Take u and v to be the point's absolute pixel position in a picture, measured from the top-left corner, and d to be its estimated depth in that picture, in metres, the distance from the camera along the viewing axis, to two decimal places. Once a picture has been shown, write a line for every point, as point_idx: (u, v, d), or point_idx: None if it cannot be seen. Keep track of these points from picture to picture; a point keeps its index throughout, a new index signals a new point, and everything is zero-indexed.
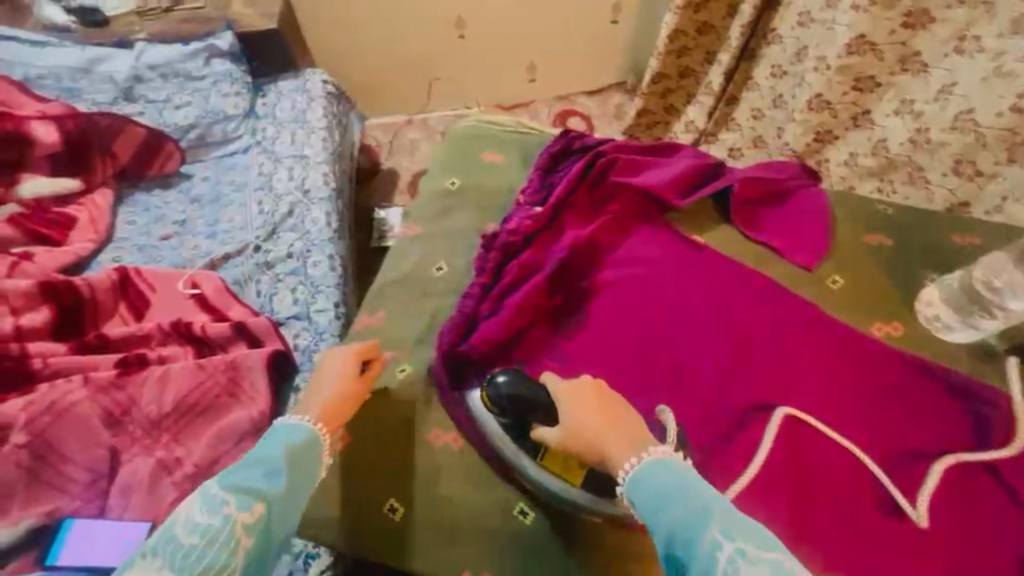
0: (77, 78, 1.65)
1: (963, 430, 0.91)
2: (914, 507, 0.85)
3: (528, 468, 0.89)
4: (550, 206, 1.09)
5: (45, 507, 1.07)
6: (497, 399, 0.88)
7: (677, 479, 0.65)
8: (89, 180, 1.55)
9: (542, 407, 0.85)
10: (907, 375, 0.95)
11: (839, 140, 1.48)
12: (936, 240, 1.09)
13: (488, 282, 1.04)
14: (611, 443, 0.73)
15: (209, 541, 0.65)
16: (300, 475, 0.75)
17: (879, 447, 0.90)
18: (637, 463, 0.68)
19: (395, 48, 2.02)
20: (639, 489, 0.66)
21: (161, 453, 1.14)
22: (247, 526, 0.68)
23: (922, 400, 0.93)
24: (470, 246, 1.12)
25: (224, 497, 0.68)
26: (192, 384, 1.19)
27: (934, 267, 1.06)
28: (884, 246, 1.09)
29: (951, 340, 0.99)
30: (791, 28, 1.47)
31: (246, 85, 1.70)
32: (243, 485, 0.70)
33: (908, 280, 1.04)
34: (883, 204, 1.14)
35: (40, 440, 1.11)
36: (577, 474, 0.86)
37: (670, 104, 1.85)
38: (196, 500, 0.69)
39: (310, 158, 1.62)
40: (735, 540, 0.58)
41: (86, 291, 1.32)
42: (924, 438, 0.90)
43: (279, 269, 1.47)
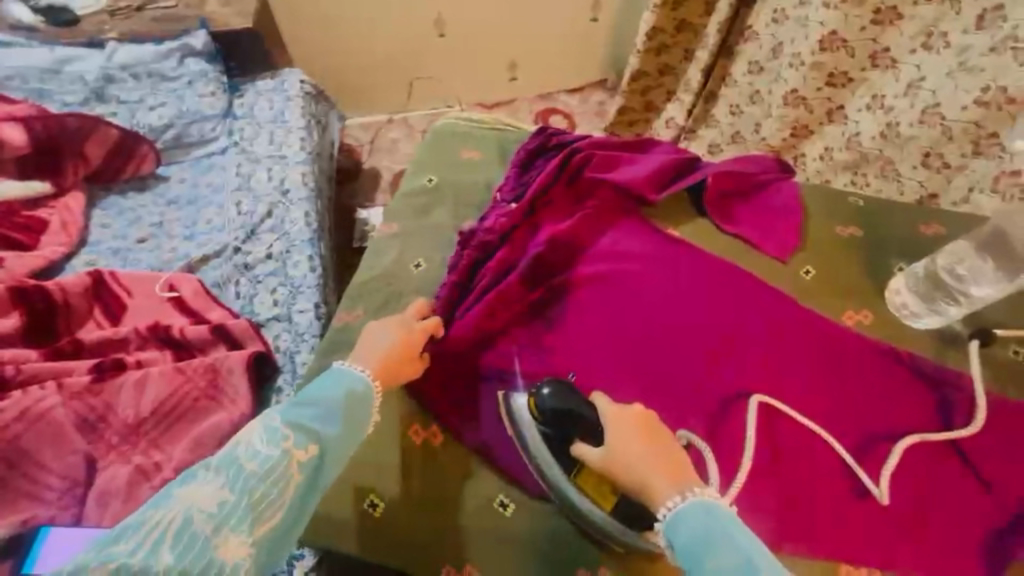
0: (46, 79, 1.62)
1: (930, 415, 0.93)
2: (876, 485, 0.88)
3: (559, 482, 0.84)
4: (526, 204, 1.10)
5: (19, 515, 1.05)
6: (545, 411, 0.82)
7: (725, 529, 0.64)
8: (60, 183, 1.51)
9: (592, 426, 0.79)
10: (880, 362, 0.97)
11: (815, 134, 1.54)
12: (904, 230, 1.11)
13: (465, 279, 1.04)
14: (653, 474, 0.70)
15: (266, 471, 0.65)
16: (353, 425, 0.73)
17: (854, 433, 0.92)
18: (680, 503, 0.67)
19: (373, 47, 2.00)
20: (679, 530, 0.66)
21: (139, 458, 1.12)
22: (300, 465, 0.67)
23: (892, 386, 0.95)
24: (449, 243, 1.12)
25: (284, 430, 0.68)
26: (171, 388, 1.17)
27: (902, 256, 1.08)
28: (856, 236, 1.11)
29: (916, 327, 1.01)
30: (766, 25, 1.50)
31: (221, 85, 1.68)
32: (302, 423, 0.70)
33: (877, 270, 1.07)
34: (855, 196, 1.16)
35: (12, 447, 1.08)
36: (611, 499, 0.81)
37: (649, 101, 1.87)
38: (259, 426, 0.69)
39: (289, 159, 1.61)
40: None
41: (59, 295, 1.29)
42: (895, 423, 0.92)
43: (259, 271, 1.45)
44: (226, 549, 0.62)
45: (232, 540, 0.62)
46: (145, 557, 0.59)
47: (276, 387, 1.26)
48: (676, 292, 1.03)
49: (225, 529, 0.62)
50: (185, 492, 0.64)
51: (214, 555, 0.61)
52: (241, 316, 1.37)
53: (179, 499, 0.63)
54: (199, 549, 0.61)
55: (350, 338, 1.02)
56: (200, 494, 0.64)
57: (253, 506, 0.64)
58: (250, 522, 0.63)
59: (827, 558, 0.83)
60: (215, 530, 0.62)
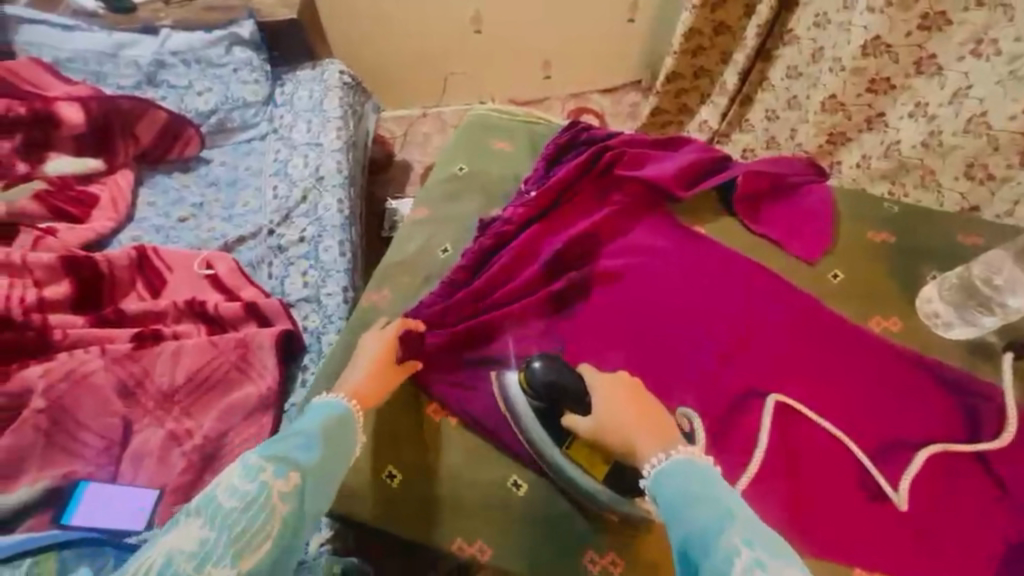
0: (103, 62, 1.71)
1: (958, 428, 0.90)
2: (896, 492, 0.86)
3: (554, 457, 0.88)
4: (549, 196, 1.11)
5: (58, 470, 1.11)
6: (535, 383, 0.89)
7: (704, 483, 0.68)
8: (112, 161, 1.59)
9: (577, 394, 0.85)
10: (905, 371, 0.95)
11: (853, 142, 1.51)
12: (940, 238, 1.09)
13: (474, 262, 1.06)
14: (639, 437, 0.76)
15: (246, 505, 0.66)
16: (334, 451, 0.75)
17: (876, 442, 0.90)
18: (665, 459, 0.72)
19: (411, 42, 2.05)
20: (662, 486, 0.70)
21: (172, 424, 1.17)
22: (282, 495, 0.68)
23: (919, 397, 0.93)
24: (469, 231, 1.14)
25: (261, 464, 0.69)
26: (204, 360, 1.22)
27: (935, 264, 1.05)
28: (887, 243, 1.09)
29: (949, 337, 0.98)
30: (807, 28, 1.49)
31: (265, 73, 1.75)
32: (281, 456, 0.71)
33: (907, 279, 1.04)
34: (890, 202, 1.13)
35: (56, 405, 1.14)
36: (602, 469, 0.86)
37: (683, 104, 1.86)
38: (236, 466, 0.70)
39: (325, 146, 1.66)
40: (754, 549, 0.60)
41: (106, 266, 1.36)
42: (919, 433, 0.90)
43: (291, 253, 1.50)
44: None
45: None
46: None
47: (302, 365, 1.31)
48: (699, 290, 1.02)
49: (208, 566, 0.62)
50: (165, 538, 0.64)
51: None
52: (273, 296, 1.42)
53: (159, 545, 0.63)
54: None
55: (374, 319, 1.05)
56: (180, 537, 0.64)
57: (237, 540, 0.64)
58: (235, 555, 0.63)
59: (843, 562, 0.82)
60: (198, 568, 0.61)
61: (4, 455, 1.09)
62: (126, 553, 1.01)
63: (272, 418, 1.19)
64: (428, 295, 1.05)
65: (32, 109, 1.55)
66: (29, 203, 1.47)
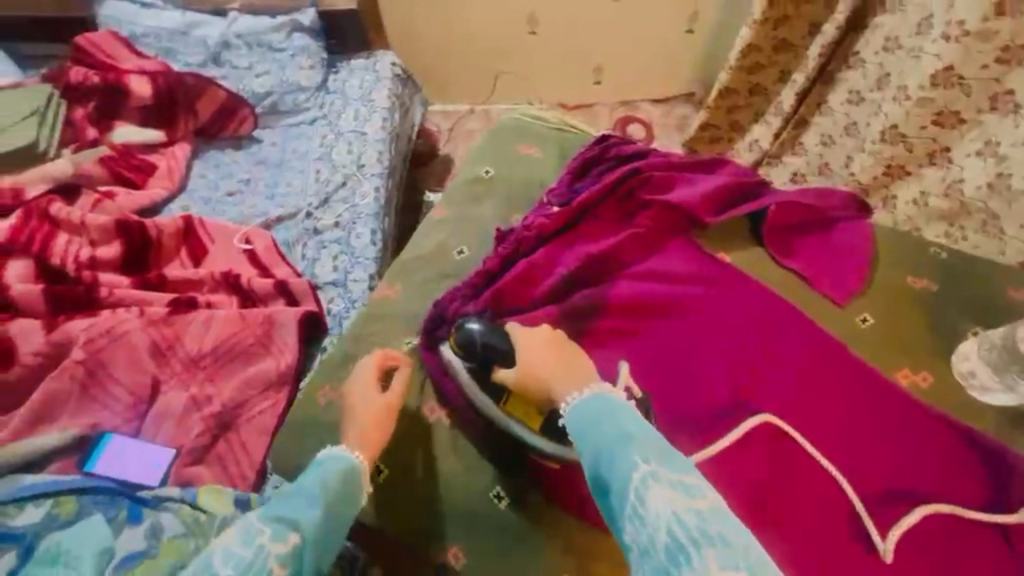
0: (174, 39, 1.80)
1: (973, 490, 0.85)
2: (883, 541, 0.81)
3: (495, 414, 0.93)
4: (568, 212, 1.07)
5: (88, 419, 1.18)
6: (463, 343, 0.92)
7: (609, 411, 0.71)
8: (172, 134, 1.68)
9: (500, 351, 0.89)
10: (923, 421, 0.90)
11: (911, 176, 1.42)
12: (986, 291, 1.02)
13: (492, 268, 1.02)
14: (556, 380, 0.79)
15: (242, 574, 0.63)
16: (332, 509, 0.75)
17: (883, 491, 0.85)
18: (576, 398, 0.75)
19: (465, 38, 2.06)
20: (573, 419, 0.73)
21: (194, 389, 1.23)
22: (280, 560, 0.66)
23: (938, 451, 0.88)
24: (484, 244, 1.13)
25: (261, 527, 0.68)
26: (231, 332, 1.28)
27: (978, 320, 0.99)
28: (927, 290, 1.02)
29: (980, 400, 0.93)
30: (874, 53, 1.42)
31: (321, 60, 1.81)
32: (280, 516, 0.70)
33: (947, 332, 0.98)
34: (937, 246, 1.07)
35: (94, 358, 1.21)
36: (536, 419, 0.89)
37: (734, 121, 1.80)
38: (236, 531, 0.68)
39: (369, 136, 1.70)
40: (648, 462, 0.63)
41: (154, 233, 1.44)
42: (934, 488, 0.85)
43: (325, 237, 1.55)
44: None
45: None
46: None
47: (322, 346, 1.35)
48: (716, 313, 0.99)
49: None
50: None
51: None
52: (303, 276, 1.47)
53: None
54: None
55: (386, 311, 1.07)
56: None
57: None
58: None
59: None
60: None
61: (42, 400, 1.17)
62: (138, 506, 1.03)
63: (287, 394, 1.25)
64: (446, 292, 1.03)
65: (106, 79, 1.66)
66: (94, 167, 1.56)
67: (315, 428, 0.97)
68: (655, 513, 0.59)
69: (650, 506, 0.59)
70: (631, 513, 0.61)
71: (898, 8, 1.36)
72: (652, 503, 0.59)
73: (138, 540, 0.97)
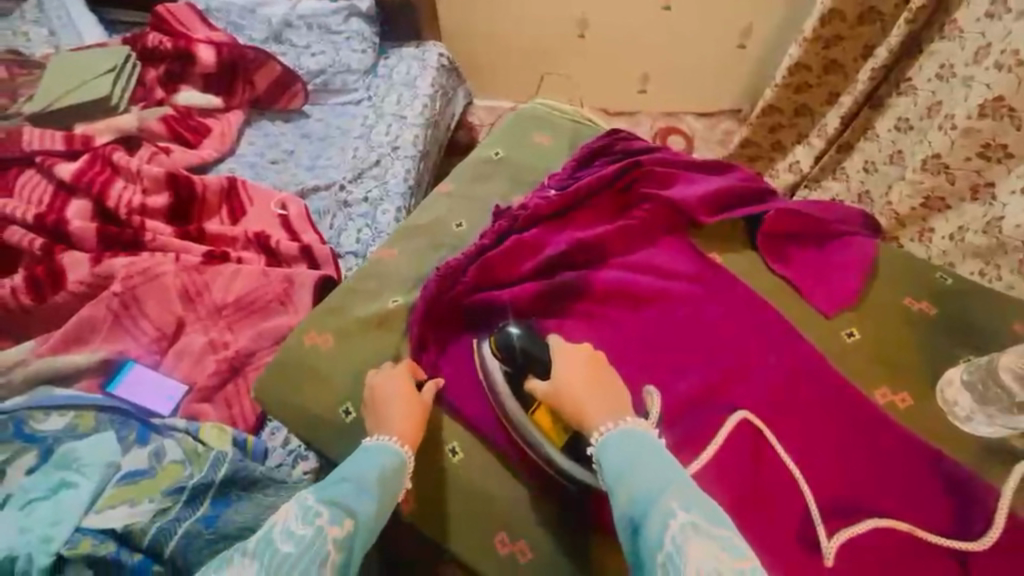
0: (243, 16, 1.93)
1: (938, 516, 0.82)
2: (828, 539, 0.79)
3: (518, 420, 0.88)
4: (566, 196, 1.09)
5: (116, 347, 1.29)
6: (505, 346, 0.90)
7: (648, 452, 0.67)
8: (229, 101, 1.80)
9: (541, 361, 0.87)
10: (898, 445, 0.87)
11: (950, 210, 1.36)
12: (987, 324, 1.01)
13: (488, 243, 1.06)
14: (592, 405, 0.75)
15: (303, 552, 0.61)
16: (384, 501, 0.72)
17: (846, 501, 0.83)
18: (611, 430, 0.71)
19: (515, 36, 2.08)
20: (607, 453, 0.69)
21: (214, 334, 1.32)
22: (337, 543, 0.64)
23: (909, 477, 0.85)
24: (487, 211, 1.18)
25: (319, 508, 0.65)
26: (254, 286, 1.37)
27: (971, 352, 0.99)
28: (925, 314, 1.03)
29: (966, 429, 0.91)
30: (927, 80, 1.36)
31: (372, 44, 1.89)
32: (337, 499, 0.68)
33: (938, 357, 0.98)
34: (944, 272, 1.08)
35: (129, 293, 1.32)
36: (561, 435, 0.86)
37: (777, 140, 1.76)
38: (293, 510, 0.65)
39: (407, 119, 1.77)
40: (689, 512, 0.60)
41: (200, 188, 1.55)
42: (897, 508, 0.82)
43: (354, 210, 1.62)
44: None
45: None
46: None
47: None
48: (707, 312, 0.99)
49: None
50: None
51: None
52: (328, 244, 1.55)
53: None
54: None
55: (381, 271, 1.10)
56: None
57: None
58: None
59: None
60: None
61: (81, 324, 1.29)
62: (146, 429, 1.11)
63: None
64: (446, 265, 1.04)
65: (177, 46, 1.80)
66: (156, 124, 1.69)
67: (303, 366, 1.00)
68: (694, 568, 0.56)
69: (688, 557, 0.57)
70: (664, 561, 0.58)
71: (956, 34, 1.29)
72: (689, 556, 0.57)
73: (142, 460, 1.07)
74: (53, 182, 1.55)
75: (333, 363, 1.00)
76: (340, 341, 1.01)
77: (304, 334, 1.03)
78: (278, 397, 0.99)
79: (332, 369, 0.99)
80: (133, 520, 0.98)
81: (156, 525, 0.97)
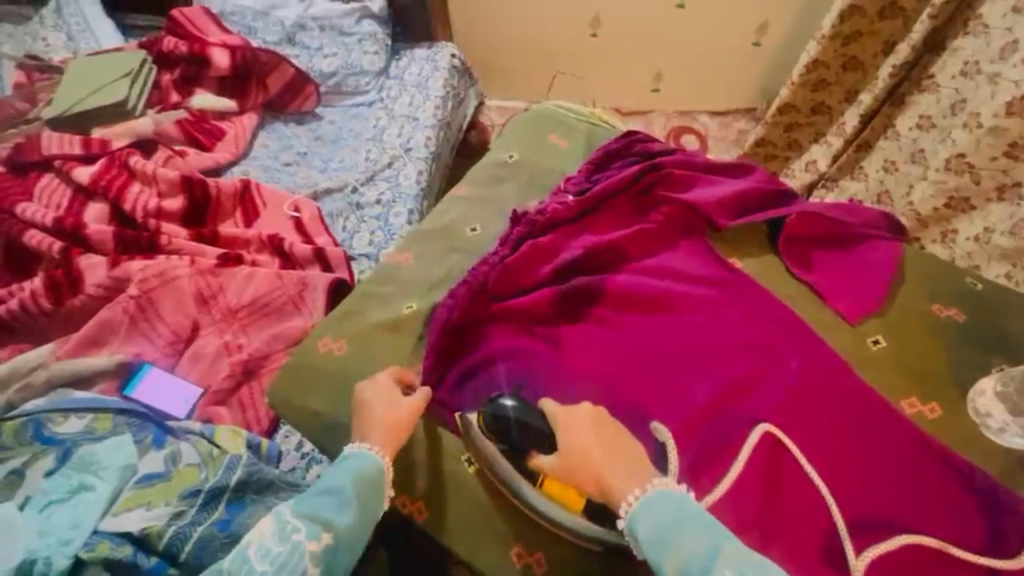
0: (256, 18, 1.93)
1: (970, 532, 0.80)
2: (856, 556, 0.77)
3: (529, 495, 0.83)
4: (583, 201, 1.08)
5: (132, 349, 1.30)
6: (496, 419, 0.85)
7: (684, 519, 0.69)
8: (243, 103, 1.81)
9: (541, 433, 0.83)
10: (927, 459, 0.85)
11: (976, 211, 1.33)
12: (1017, 329, 0.99)
13: (506, 252, 1.04)
14: (615, 473, 0.74)
15: (277, 571, 0.69)
16: (365, 506, 0.77)
17: (874, 515, 0.80)
18: (643, 496, 0.72)
19: (528, 36, 2.07)
20: (644, 523, 0.69)
21: (229, 336, 1.33)
22: (314, 556, 0.71)
23: (937, 489, 0.83)
24: (503, 217, 1.17)
25: (295, 524, 0.72)
26: (270, 288, 1.37)
27: (1003, 360, 0.96)
28: (954, 320, 1.00)
29: (998, 442, 0.89)
30: (950, 77, 1.32)
31: (385, 46, 1.88)
32: (314, 513, 0.74)
33: (970, 365, 0.95)
34: (973, 277, 1.05)
35: (145, 296, 1.33)
36: (579, 501, 0.82)
37: (793, 139, 1.72)
38: (269, 529, 0.73)
39: (420, 121, 1.77)
40: None
41: (215, 191, 1.56)
42: (923, 520, 0.80)
43: (367, 212, 1.62)
44: None
45: None
46: None
47: None
48: (726, 319, 0.97)
49: None
50: None
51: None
52: (340, 246, 1.55)
53: None
54: None
55: (395, 276, 1.10)
56: None
57: None
58: None
59: None
60: None
61: (98, 327, 1.30)
62: (162, 433, 1.13)
63: None
64: (442, 302, 1.02)
65: (191, 49, 1.80)
66: (171, 127, 1.70)
67: (317, 370, 1.00)
68: None
69: None
70: None
71: (981, 30, 1.25)
72: None
73: (158, 463, 1.08)
74: (71, 186, 1.57)
75: (346, 368, 0.99)
76: (354, 346, 1.01)
77: (318, 338, 1.03)
78: (292, 401, 0.99)
79: (346, 375, 0.99)
80: (150, 523, 0.98)
81: (171, 529, 0.98)
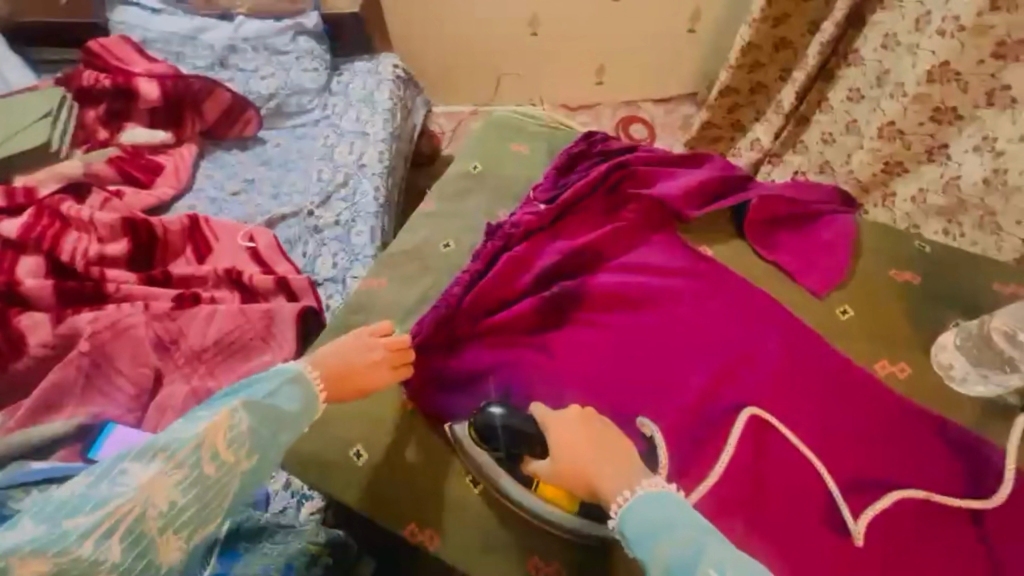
0: (183, 43, 1.83)
1: (950, 479, 0.85)
2: (855, 523, 0.81)
3: (520, 496, 0.86)
4: (554, 207, 1.09)
5: (91, 409, 1.22)
6: (486, 426, 0.84)
7: (672, 516, 0.67)
8: (180, 134, 1.72)
9: (534, 441, 0.81)
10: (901, 416, 0.91)
11: (910, 174, 1.42)
12: (964, 284, 1.07)
13: (479, 267, 1.04)
14: (604, 474, 0.73)
15: (218, 479, 0.68)
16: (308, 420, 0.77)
17: (862, 477, 0.85)
18: (630, 499, 0.70)
19: (470, 40, 2.05)
20: (630, 523, 0.68)
21: (196, 382, 1.27)
22: (253, 469, 0.71)
23: (915, 444, 0.88)
24: (472, 229, 1.16)
25: (243, 431, 0.70)
26: (232, 326, 1.31)
27: (959, 314, 1.03)
28: (911, 283, 1.07)
29: (962, 391, 0.96)
30: (873, 50, 1.40)
31: (324, 62, 1.83)
32: (264, 424, 0.72)
33: (929, 324, 1.02)
34: (919, 240, 1.13)
35: (98, 351, 1.25)
36: (572, 503, 0.85)
37: (736, 120, 1.79)
38: (225, 423, 0.69)
39: (370, 136, 1.73)
40: None
41: (160, 231, 1.47)
42: (909, 479, 0.85)
43: (327, 235, 1.58)
44: (167, 548, 0.66)
45: (173, 540, 0.66)
46: (93, 548, 0.62)
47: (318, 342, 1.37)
48: (699, 307, 1.00)
49: (171, 531, 0.65)
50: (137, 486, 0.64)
51: (154, 556, 0.65)
52: (303, 273, 1.50)
53: (132, 491, 0.64)
54: (141, 551, 0.64)
55: (368, 300, 1.07)
56: (153, 492, 0.64)
57: (205, 511, 0.67)
58: (196, 525, 0.67)
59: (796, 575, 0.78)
60: (163, 531, 0.65)
61: (48, 390, 1.21)
62: None
63: None
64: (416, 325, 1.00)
65: (115, 82, 1.70)
66: (103, 166, 1.60)
67: None
68: None
69: None
70: None
71: (896, 5, 1.34)
72: None
73: None
74: None
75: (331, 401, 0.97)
76: None
77: None
78: None
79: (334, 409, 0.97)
80: None
81: None
